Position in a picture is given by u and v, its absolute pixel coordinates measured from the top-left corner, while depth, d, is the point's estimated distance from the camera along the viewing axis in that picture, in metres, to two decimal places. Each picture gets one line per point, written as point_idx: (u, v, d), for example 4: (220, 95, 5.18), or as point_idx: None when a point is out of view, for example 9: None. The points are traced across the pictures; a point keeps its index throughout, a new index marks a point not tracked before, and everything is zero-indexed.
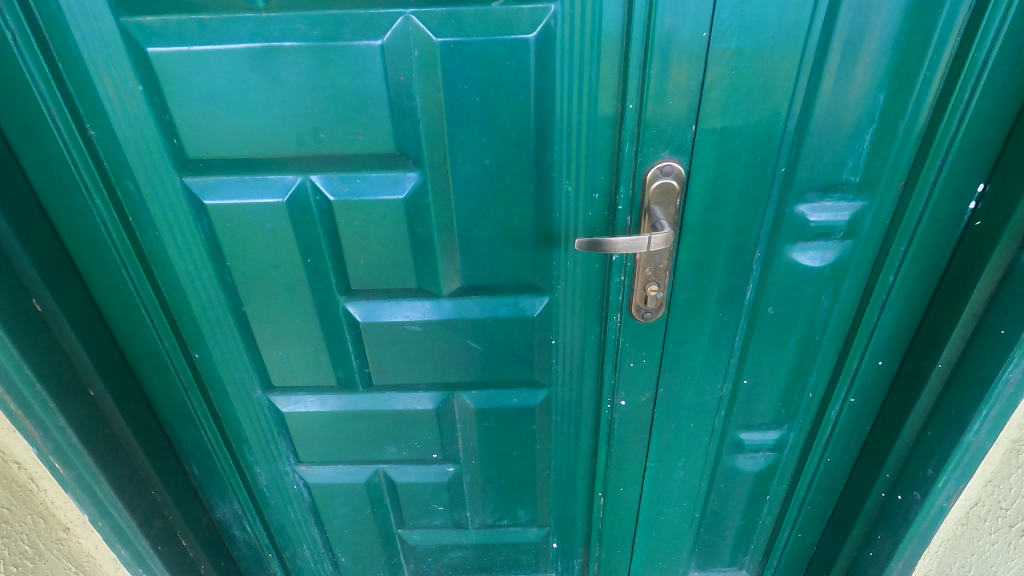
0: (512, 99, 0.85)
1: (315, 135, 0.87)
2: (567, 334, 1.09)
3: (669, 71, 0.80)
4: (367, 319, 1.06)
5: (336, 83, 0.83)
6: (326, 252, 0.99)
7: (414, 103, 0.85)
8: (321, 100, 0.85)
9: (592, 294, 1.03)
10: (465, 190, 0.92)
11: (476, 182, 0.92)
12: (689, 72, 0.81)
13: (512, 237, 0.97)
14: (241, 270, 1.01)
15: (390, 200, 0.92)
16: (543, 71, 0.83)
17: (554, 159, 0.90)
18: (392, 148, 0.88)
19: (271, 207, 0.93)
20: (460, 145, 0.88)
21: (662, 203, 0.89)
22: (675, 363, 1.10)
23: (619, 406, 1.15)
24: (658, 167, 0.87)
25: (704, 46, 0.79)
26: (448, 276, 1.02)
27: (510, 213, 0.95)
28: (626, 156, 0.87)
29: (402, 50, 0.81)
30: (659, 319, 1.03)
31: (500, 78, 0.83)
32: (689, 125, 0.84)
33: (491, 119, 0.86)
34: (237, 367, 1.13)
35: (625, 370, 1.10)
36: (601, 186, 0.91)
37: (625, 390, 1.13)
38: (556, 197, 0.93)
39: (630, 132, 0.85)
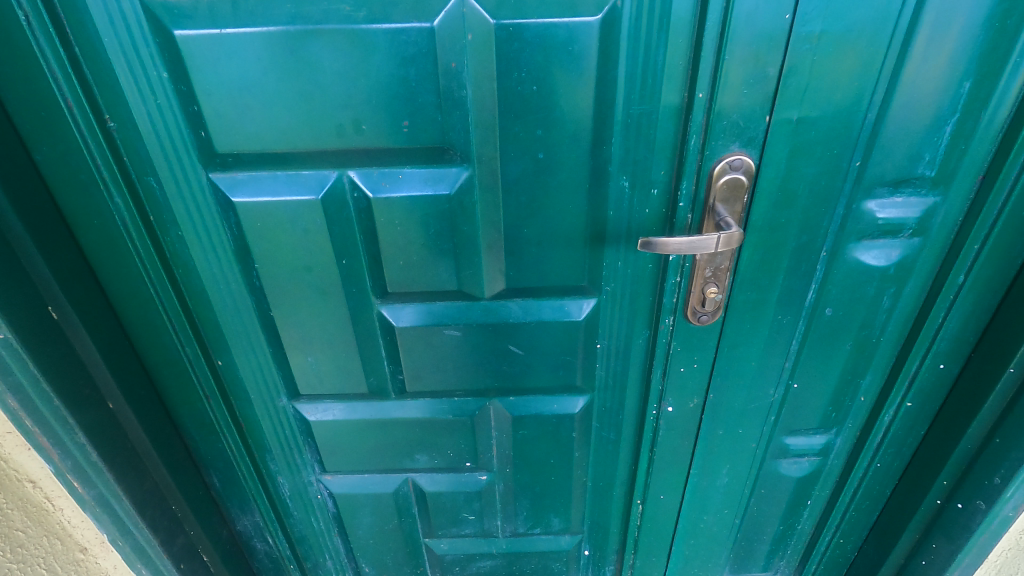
0: (572, 88, 0.78)
1: (356, 127, 0.80)
2: (614, 338, 1.03)
3: (744, 57, 0.74)
4: (403, 323, 1.00)
5: (382, 71, 0.76)
6: (363, 253, 0.92)
7: (466, 92, 0.78)
8: (364, 89, 0.78)
9: (643, 296, 0.97)
10: (515, 186, 0.86)
11: (527, 178, 0.85)
12: (765, 59, 0.75)
13: (562, 236, 0.91)
14: (271, 273, 0.94)
15: (435, 197, 0.86)
16: (606, 57, 0.76)
17: (612, 153, 0.83)
18: (438, 141, 0.82)
19: (306, 205, 0.87)
20: (512, 137, 0.82)
21: (727, 201, 0.84)
22: (727, 368, 1.05)
23: (665, 412, 1.10)
24: (726, 161, 0.81)
25: (784, 31, 0.73)
26: (492, 278, 0.95)
27: (562, 211, 0.88)
28: (692, 149, 0.81)
29: (455, 34, 0.74)
30: (714, 322, 0.98)
31: (560, 65, 0.76)
32: (764, 116, 0.78)
33: (548, 108, 0.80)
34: (262, 374, 1.07)
35: (674, 375, 1.05)
36: (660, 181, 0.85)
37: (673, 396, 1.08)
38: (612, 193, 0.87)
39: (698, 123, 0.79)
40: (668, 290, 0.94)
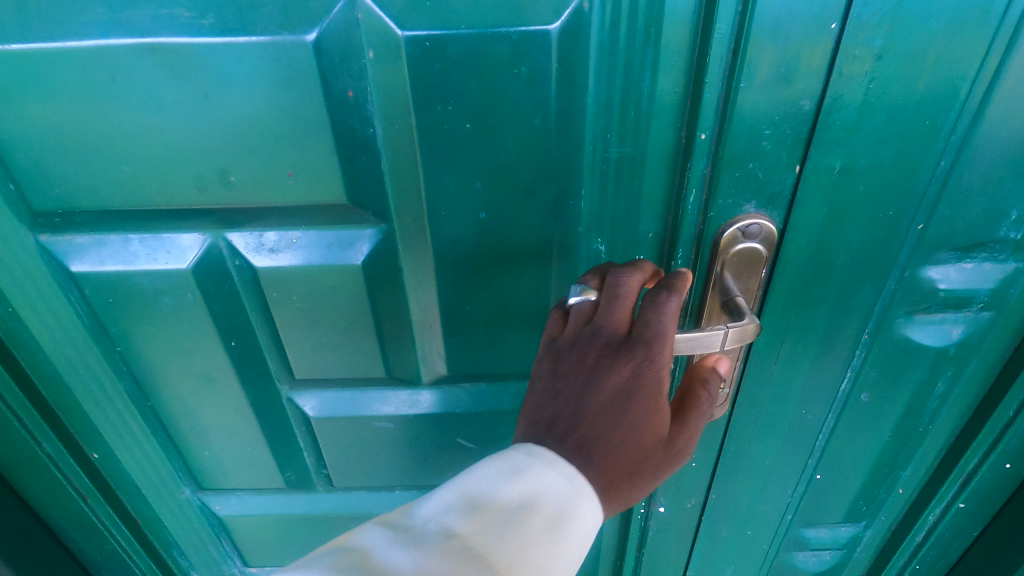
0: (521, 125, 0.55)
1: (223, 178, 0.58)
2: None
3: (767, 85, 0.50)
4: (321, 412, 0.79)
5: (250, 102, 0.54)
6: (260, 331, 0.70)
7: (373, 130, 0.55)
8: (229, 127, 0.55)
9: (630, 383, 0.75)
10: (451, 252, 0.64)
11: (467, 242, 0.63)
12: (800, 88, 0.51)
13: (519, 312, 0.69)
14: (142, 355, 0.72)
15: (344, 266, 0.64)
16: (568, 82, 0.54)
17: (583, 209, 0.61)
18: (341, 194, 0.60)
19: (173, 276, 0.65)
20: (441, 191, 0.59)
21: (738, 274, 0.61)
22: (734, 463, 0.83)
23: (657, 513, 0.88)
24: (739, 225, 0.58)
25: (829, 47, 0.49)
26: (430, 361, 0.74)
27: (516, 283, 0.66)
28: (689, 206, 0.58)
29: (349, 50, 0.51)
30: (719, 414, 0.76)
31: (503, 94, 0.53)
32: (796, 165, 0.55)
33: (488, 153, 0.57)
34: (151, 466, 0.86)
35: (666, 473, 0.83)
36: (647, 247, 0.63)
37: (666, 495, 0.86)
38: (583, 260, 0.65)
39: (700, 172, 0.56)
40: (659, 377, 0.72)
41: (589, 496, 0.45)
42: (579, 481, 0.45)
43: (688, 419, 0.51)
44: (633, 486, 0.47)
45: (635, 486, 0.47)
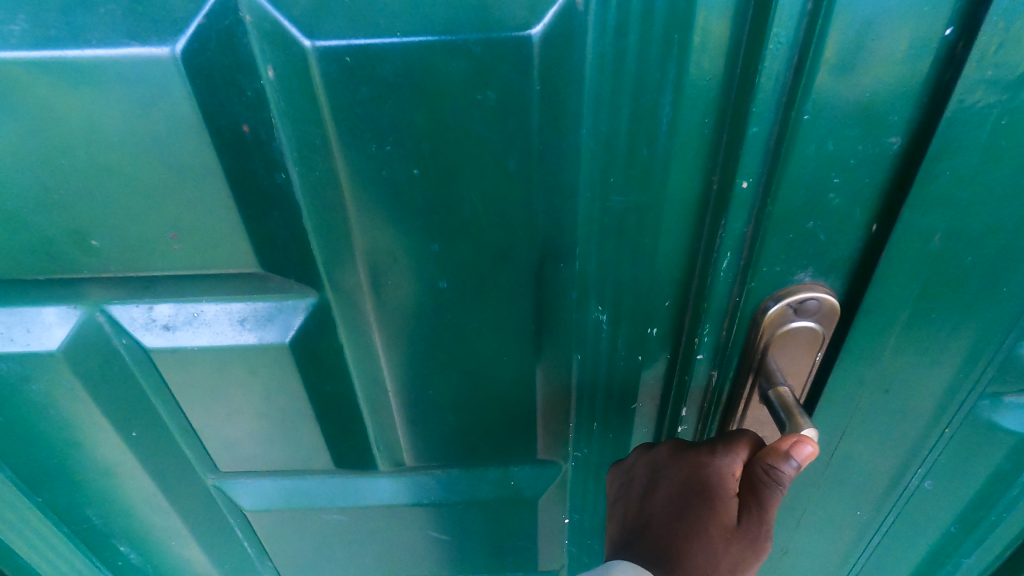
0: (490, 170, 0.39)
1: (83, 241, 0.42)
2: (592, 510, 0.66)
3: (842, 122, 0.35)
4: (257, 504, 0.65)
5: (102, 141, 0.38)
6: (169, 415, 0.55)
7: (286, 177, 0.40)
8: (79, 174, 0.39)
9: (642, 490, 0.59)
10: (405, 327, 0.48)
11: (425, 317, 0.47)
12: (888, 126, 0.35)
13: (500, 395, 0.54)
14: (20, 449, 0.57)
15: (262, 347, 0.48)
16: (553, 111, 0.38)
17: (577, 270, 0.46)
18: (251, 259, 0.44)
19: (38, 362, 0.49)
20: (385, 255, 0.44)
21: (789, 361, 0.45)
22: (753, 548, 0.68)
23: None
24: (795, 299, 0.42)
25: (938, 69, 0.33)
26: (391, 445, 0.59)
27: (490, 362, 0.51)
28: (719, 276, 0.43)
29: (233, 68, 0.35)
30: None
31: (463, 128, 0.38)
32: (874, 225, 0.39)
33: (447, 206, 0.41)
34: (59, 561, 0.71)
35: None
36: (662, 319, 0.48)
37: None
38: (579, 329, 0.50)
39: (739, 234, 0.41)
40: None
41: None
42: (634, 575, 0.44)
43: (767, 494, 0.42)
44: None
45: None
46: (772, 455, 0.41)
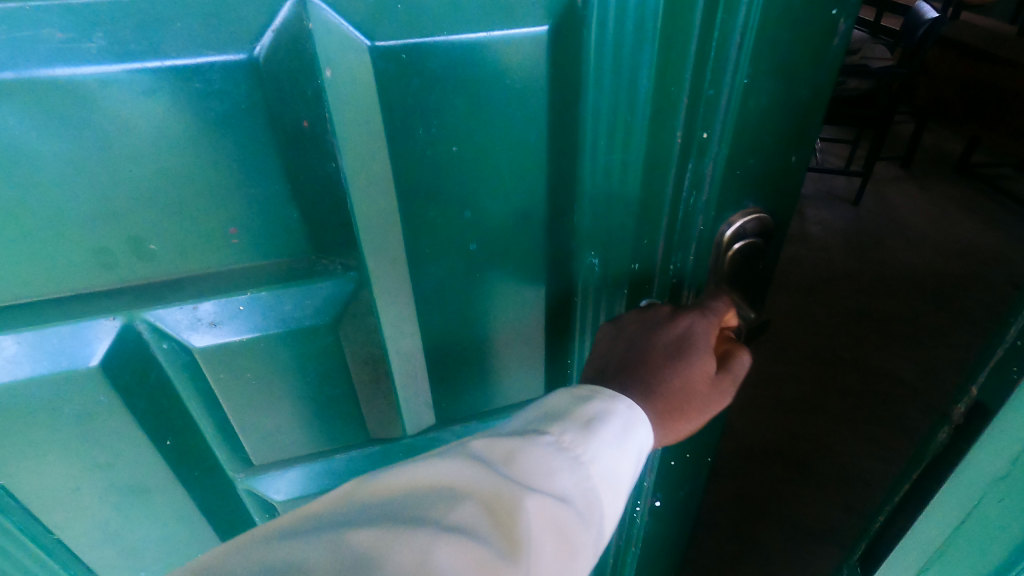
0: (507, 143, 0.47)
1: (142, 247, 0.47)
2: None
3: (771, 83, 0.46)
4: (288, 496, 0.67)
5: (174, 144, 0.43)
6: (205, 417, 0.58)
7: (335, 166, 0.45)
8: (147, 178, 0.44)
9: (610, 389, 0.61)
10: (434, 292, 0.54)
11: (457, 276, 0.54)
12: (803, 83, 0.46)
13: (516, 343, 0.61)
14: (52, 471, 0.57)
15: (313, 325, 0.54)
16: (562, 94, 0.47)
17: (581, 223, 0.55)
18: (303, 245, 0.50)
19: (85, 370, 0.51)
20: (424, 224, 0.50)
21: (737, 273, 0.55)
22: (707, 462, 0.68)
23: (653, 512, 0.69)
24: (737, 225, 0.52)
25: (834, 43, 0.45)
26: (413, 422, 0.63)
27: (509, 313, 0.58)
28: (680, 213, 0.53)
29: (296, 71, 0.41)
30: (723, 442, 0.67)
31: (490, 109, 0.45)
32: (792, 157, 0.51)
33: (479, 176, 0.48)
34: None
35: (659, 474, 0.65)
36: (643, 254, 0.56)
37: (662, 490, 0.67)
38: (578, 272, 0.58)
39: (705, 177, 0.51)
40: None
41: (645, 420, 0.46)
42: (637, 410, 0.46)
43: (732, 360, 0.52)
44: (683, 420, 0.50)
45: (674, 415, 0.49)
46: (734, 347, 0.52)
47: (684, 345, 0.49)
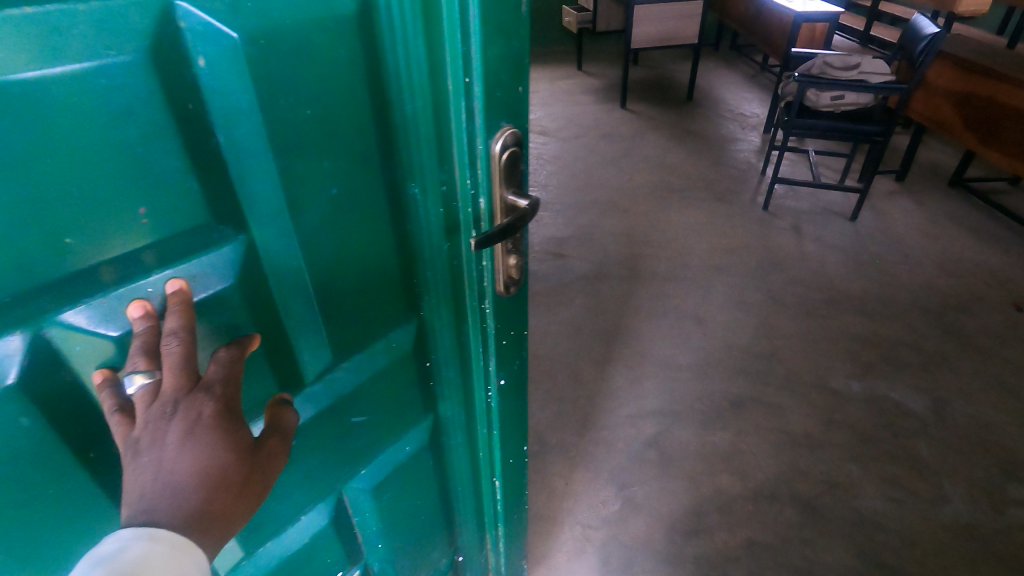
0: (355, 101, 0.46)
1: (53, 243, 0.34)
2: (434, 338, 0.65)
3: (494, 37, 0.48)
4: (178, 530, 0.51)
5: (62, 137, 0.32)
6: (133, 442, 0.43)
7: (219, 141, 0.39)
8: (41, 188, 0.33)
9: (449, 283, 0.60)
10: (286, 257, 0.46)
11: (334, 240, 0.50)
12: (517, 37, 0.50)
13: (379, 284, 0.56)
14: None
15: (228, 297, 0.44)
16: (372, 53, 0.45)
17: (404, 159, 0.51)
18: (205, 211, 0.40)
19: None
20: (296, 184, 0.45)
21: (507, 178, 0.54)
22: (524, 337, 0.72)
23: (502, 393, 0.73)
24: (500, 142, 0.52)
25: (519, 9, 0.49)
26: (325, 385, 0.56)
27: (369, 248, 0.53)
28: (463, 143, 0.51)
29: (173, 61, 0.35)
30: (518, 337, 0.71)
31: (331, 73, 0.43)
32: (518, 87, 0.52)
33: (350, 137, 0.47)
34: None
35: (496, 352, 0.68)
36: (479, 182, 0.54)
37: (504, 368, 0.71)
38: (414, 208, 0.54)
39: (477, 110, 0.50)
40: (474, 290, 0.61)
41: (151, 533, 0.34)
42: (141, 529, 0.34)
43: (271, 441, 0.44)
44: (226, 513, 0.38)
45: (227, 499, 0.39)
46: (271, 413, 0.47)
47: (206, 404, 0.39)
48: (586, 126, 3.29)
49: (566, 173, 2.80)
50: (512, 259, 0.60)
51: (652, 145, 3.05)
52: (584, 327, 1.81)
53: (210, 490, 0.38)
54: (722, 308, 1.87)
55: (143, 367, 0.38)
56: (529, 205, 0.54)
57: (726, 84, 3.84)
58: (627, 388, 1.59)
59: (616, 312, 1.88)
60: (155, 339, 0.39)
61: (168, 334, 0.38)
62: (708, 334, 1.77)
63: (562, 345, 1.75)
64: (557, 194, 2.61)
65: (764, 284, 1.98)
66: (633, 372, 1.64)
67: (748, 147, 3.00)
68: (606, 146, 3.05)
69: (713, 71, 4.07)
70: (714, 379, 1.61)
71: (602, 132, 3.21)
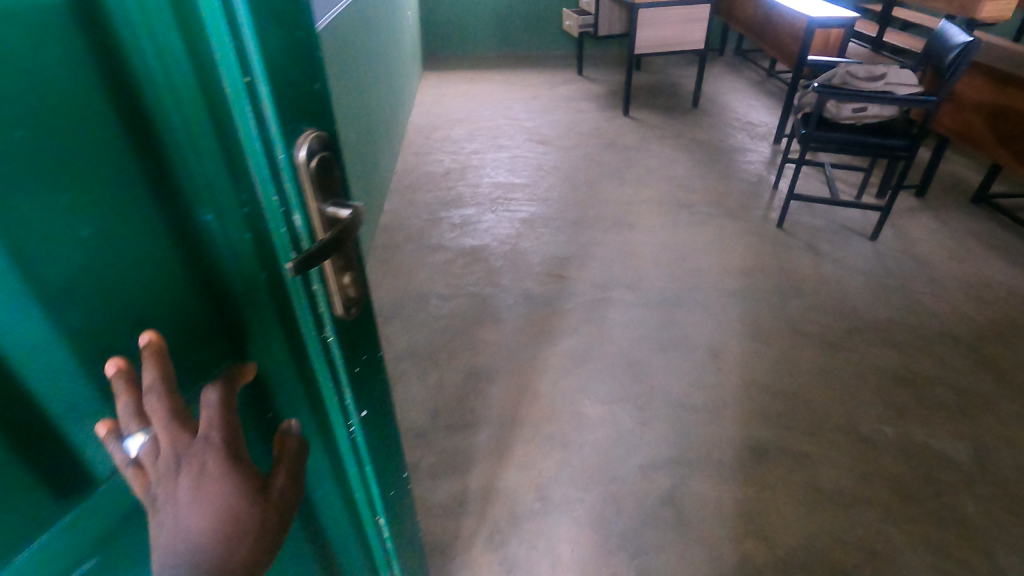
0: (96, 118, 0.35)
1: None
2: (274, 379, 0.55)
3: (274, 28, 0.38)
4: None
5: None
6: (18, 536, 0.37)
7: None
8: None
9: (279, 324, 0.50)
10: (38, 324, 0.35)
11: (105, 298, 0.39)
12: (303, 27, 0.41)
13: (180, 332, 0.45)
14: None
15: None
16: (106, 53, 0.35)
17: (186, 183, 0.41)
18: None
19: None
20: (36, 232, 0.34)
21: (321, 188, 0.45)
22: (380, 360, 0.65)
23: (365, 422, 0.66)
24: (305, 149, 0.43)
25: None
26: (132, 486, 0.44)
27: (162, 292, 0.43)
28: (258, 156, 0.41)
29: None
30: (374, 361, 0.64)
31: (54, 88, 0.33)
32: (315, 85, 0.44)
33: (103, 165, 0.36)
34: None
35: (349, 383, 0.59)
36: (290, 197, 0.44)
37: (361, 396, 0.63)
38: (213, 240, 0.44)
39: (269, 115, 0.40)
40: (307, 325, 0.51)
41: None
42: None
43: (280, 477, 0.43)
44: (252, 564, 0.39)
45: (247, 549, 0.38)
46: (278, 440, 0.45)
47: (207, 453, 0.39)
48: (587, 134, 3.15)
49: (567, 185, 2.65)
50: (347, 278, 0.51)
51: (657, 156, 2.90)
52: (587, 359, 1.67)
53: (233, 540, 0.38)
54: (738, 338, 1.73)
55: (139, 424, 0.39)
56: (353, 214, 0.46)
57: (732, 91, 3.69)
58: (637, 432, 1.44)
59: (623, 342, 1.73)
60: (140, 396, 0.39)
61: (149, 390, 0.39)
62: (723, 368, 1.62)
63: (564, 380, 1.60)
64: (558, 209, 2.46)
65: (781, 310, 1.84)
66: (643, 413, 1.49)
67: (758, 158, 2.86)
68: (608, 156, 2.90)
69: (718, 76, 3.93)
70: (731, 422, 1.47)
71: (604, 142, 3.06)
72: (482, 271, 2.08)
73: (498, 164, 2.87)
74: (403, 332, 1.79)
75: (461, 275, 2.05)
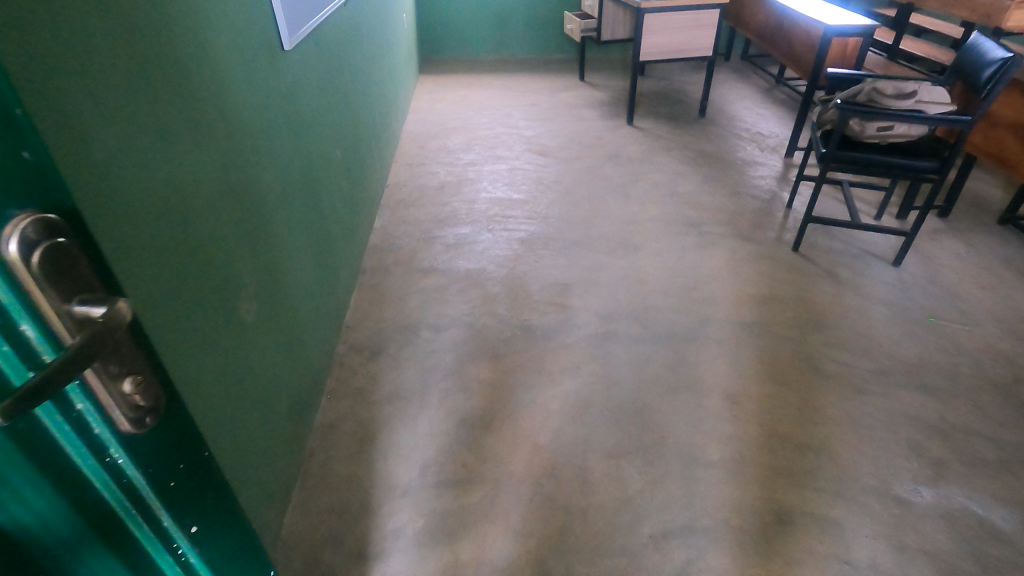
0: None
1: None
2: (25, 531, 0.43)
3: None
4: None
5: None
6: None
7: None
8: None
9: (22, 459, 0.40)
10: None
11: None
12: None
13: None
14: None
15: None
16: None
17: None
18: None
19: None
20: None
21: (56, 286, 0.37)
22: (211, 460, 0.55)
23: (195, 541, 0.55)
24: (16, 241, 0.35)
25: None
26: None
27: None
28: None
29: None
30: (203, 467, 0.55)
31: None
32: (23, 151, 0.35)
33: None
34: None
35: (162, 501, 0.50)
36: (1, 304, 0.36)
37: (186, 512, 0.53)
38: None
39: None
40: (78, 452, 0.42)
41: None
42: None
43: None
44: None
45: None
46: None
47: None
48: (589, 145, 3.00)
49: (568, 201, 2.51)
50: (128, 384, 0.44)
51: (663, 170, 2.75)
52: (591, 403, 1.53)
53: None
54: (755, 379, 1.59)
55: None
56: (111, 312, 0.39)
57: (739, 99, 3.55)
58: (647, 492, 1.30)
59: (630, 383, 1.59)
60: None
61: None
62: (740, 416, 1.48)
63: (565, 427, 1.46)
64: (559, 228, 2.31)
65: (801, 346, 1.70)
66: (653, 468, 1.35)
67: (768, 173, 2.72)
68: (613, 170, 2.76)
69: (725, 84, 3.78)
70: (751, 479, 1.33)
71: (608, 153, 2.91)
72: (477, 297, 1.93)
73: (496, 177, 2.72)
74: (391, 370, 1.64)
75: (454, 303, 1.90)
